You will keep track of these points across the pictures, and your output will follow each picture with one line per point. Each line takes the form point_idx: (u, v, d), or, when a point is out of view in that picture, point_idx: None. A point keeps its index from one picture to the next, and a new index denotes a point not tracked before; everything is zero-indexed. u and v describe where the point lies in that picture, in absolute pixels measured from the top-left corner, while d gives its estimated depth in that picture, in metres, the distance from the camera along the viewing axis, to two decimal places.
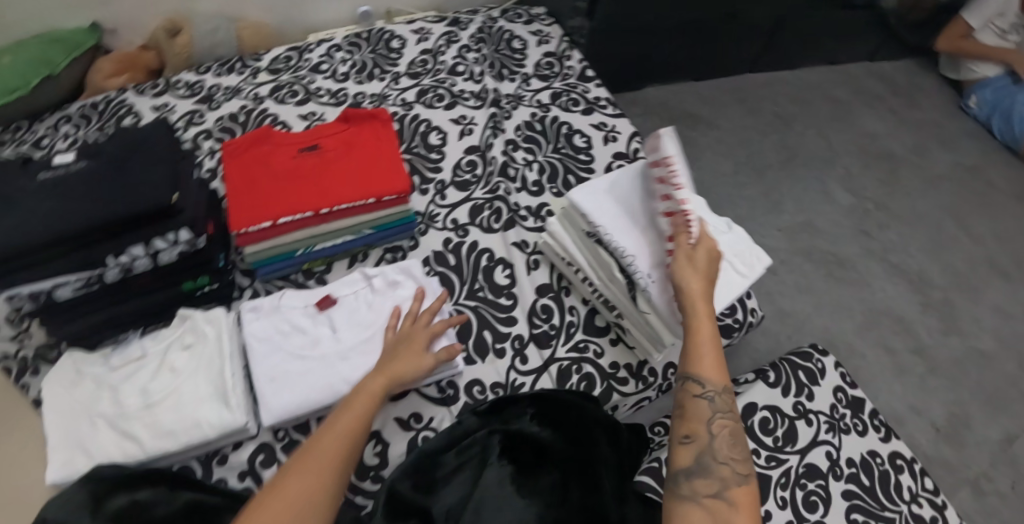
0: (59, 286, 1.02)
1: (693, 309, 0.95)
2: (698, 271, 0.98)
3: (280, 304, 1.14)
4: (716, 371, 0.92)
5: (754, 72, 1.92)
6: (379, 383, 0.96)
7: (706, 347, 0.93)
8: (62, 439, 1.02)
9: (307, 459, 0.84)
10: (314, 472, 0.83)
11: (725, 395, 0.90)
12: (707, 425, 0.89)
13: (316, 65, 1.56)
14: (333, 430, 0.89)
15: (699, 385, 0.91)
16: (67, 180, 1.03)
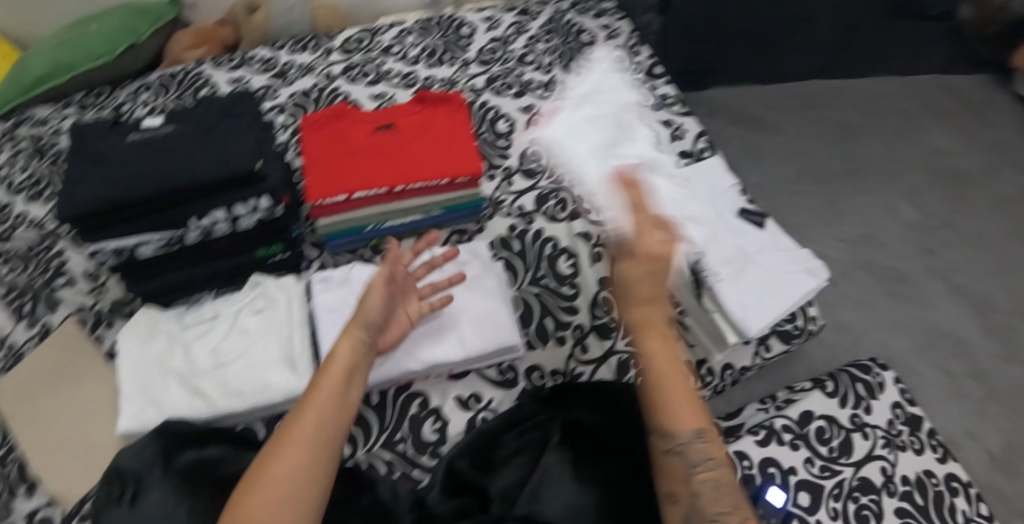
0: (142, 244, 1.07)
1: (645, 352, 0.88)
2: (645, 292, 0.90)
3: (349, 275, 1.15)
4: (682, 419, 0.85)
5: (822, 78, 1.87)
6: (338, 366, 0.92)
7: (671, 391, 0.86)
8: (134, 390, 1.07)
9: (272, 455, 0.81)
10: (290, 455, 0.81)
11: (699, 441, 0.84)
12: (686, 483, 0.83)
13: (387, 47, 1.58)
14: (298, 421, 0.85)
15: (669, 440, 0.84)
16: (157, 142, 1.07)
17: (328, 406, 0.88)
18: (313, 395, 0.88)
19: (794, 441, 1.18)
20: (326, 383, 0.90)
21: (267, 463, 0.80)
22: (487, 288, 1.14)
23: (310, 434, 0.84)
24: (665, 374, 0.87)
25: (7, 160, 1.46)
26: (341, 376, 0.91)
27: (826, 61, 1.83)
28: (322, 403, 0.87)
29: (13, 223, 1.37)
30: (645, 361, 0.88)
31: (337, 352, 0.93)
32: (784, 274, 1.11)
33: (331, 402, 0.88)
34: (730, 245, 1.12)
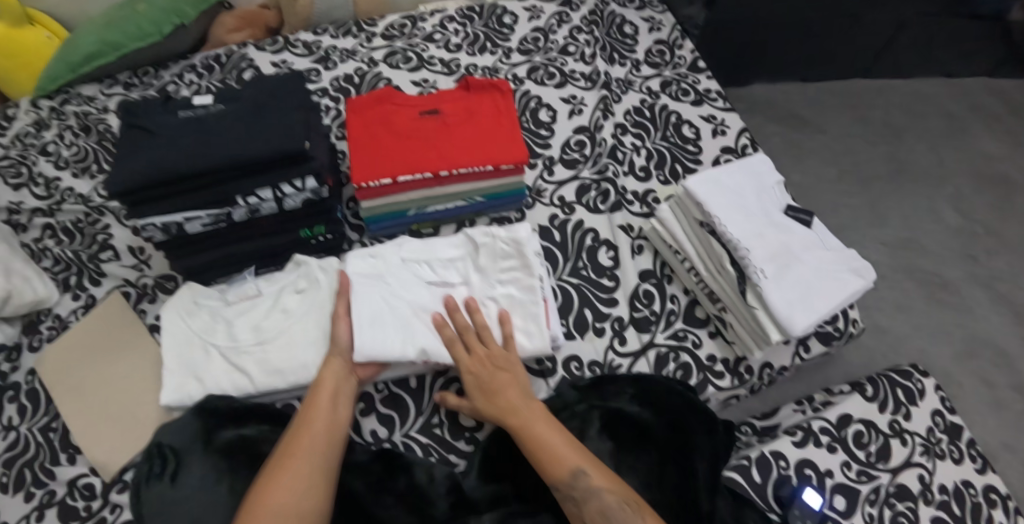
0: (189, 220, 1.08)
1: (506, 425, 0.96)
2: (483, 373, 1.00)
3: (385, 254, 1.10)
4: (553, 467, 0.91)
5: (866, 77, 1.83)
6: (326, 390, 0.96)
7: (537, 448, 0.93)
8: (178, 363, 1.09)
9: (275, 472, 0.86)
10: (294, 471, 0.86)
11: (578, 481, 0.90)
12: (583, 520, 0.89)
13: (429, 34, 1.58)
14: (297, 440, 0.89)
15: (556, 491, 0.91)
16: (207, 120, 1.08)
17: (325, 426, 0.92)
18: (305, 417, 0.93)
19: (832, 444, 1.15)
20: (321, 404, 0.94)
21: (272, 480, 0.85)
22: (524, 282, 1.08)
23: (309, 454, 0.88)
24: (523, 435, 0.95)
25: (54, 136, 1.49)
26: (329, 399, 0.95)
27: (873, 60, 1.78)
28: (316, 424, 0.92)
29: (59, 196, 1.39)
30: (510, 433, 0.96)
31: (323, 375, 0.98)
32: (832, 273, 1.09)
33: (328, 421, 0.93)
34: (776, 242, 1.10)
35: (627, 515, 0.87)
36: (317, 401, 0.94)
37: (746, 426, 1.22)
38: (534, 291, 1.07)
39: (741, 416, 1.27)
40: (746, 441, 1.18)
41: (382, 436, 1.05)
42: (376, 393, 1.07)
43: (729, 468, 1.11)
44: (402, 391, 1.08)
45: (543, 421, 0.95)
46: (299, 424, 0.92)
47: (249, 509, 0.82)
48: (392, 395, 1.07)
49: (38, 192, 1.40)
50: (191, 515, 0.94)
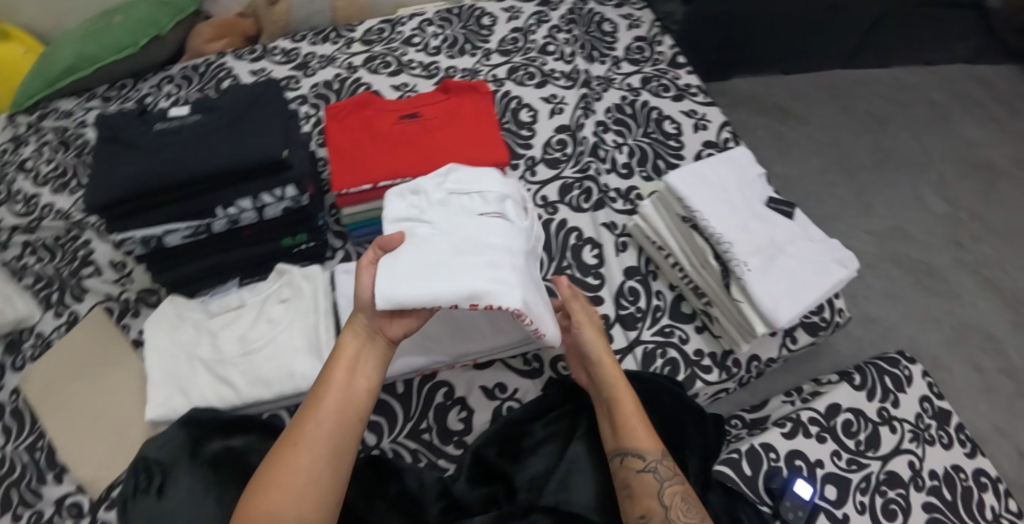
0: (169, 233, 1.07)
1: (609, 380, 0.97)
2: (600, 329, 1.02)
3: (424, 204, 1.02)
4: (643, 435, 0.94)
5: (848, 68, 1.83)
6: (343, 360, 0.90)
7: (632, 412, 0.95)
8: (162, 377, 1.08)
9: (283, 456, 0.83)
10: (295, 464, 0.82)
11: (662, 459, 0.92)
12: (658, 499, 0.90)
13: (408, 38, 1.57)
14: (307, 420, 0.86)
15: (638, 461, 0.92)
16: (183, 131, 1.07)
17: (336, 408, 0.87)
18: (320, 394, 0.88)
19: (821, 434, 1.15)
20: (335, 380, 0.89)
21: (278, 463, 0.82)
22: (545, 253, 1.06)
23: (318, 439, 0.84)
24: (629, 395, 0.96)
25: (32, 152, 1.47)
26: (344, 378, 0.89)
27: (855, 50, 1.78)
28: (328, 404, 0.87)
29: (40, 213, 1.39)
30: (609, 387, 0.97)
31: (346, 343, 0.91)
32: (816, 263, 1.09)
33: (340, 400, 0.88)
34: (760, 234, 1.10)
35: (693, 501, 0.91)
36: (331, 381, 0.89)
37: (737, 420, 1.22)
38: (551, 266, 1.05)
39: (732, 408, 1.27)
40: (737, 435, 1.17)
41: (370, 443, 1.04)
42: None
43: (720, 462, 1.10)
44: (389, 396, 1.07)
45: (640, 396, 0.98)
46: (312, 400, 0.88)
47: (253, 494, 0.81)
48: (379, 402, 1.06)
49: (18, 210, 1.39)
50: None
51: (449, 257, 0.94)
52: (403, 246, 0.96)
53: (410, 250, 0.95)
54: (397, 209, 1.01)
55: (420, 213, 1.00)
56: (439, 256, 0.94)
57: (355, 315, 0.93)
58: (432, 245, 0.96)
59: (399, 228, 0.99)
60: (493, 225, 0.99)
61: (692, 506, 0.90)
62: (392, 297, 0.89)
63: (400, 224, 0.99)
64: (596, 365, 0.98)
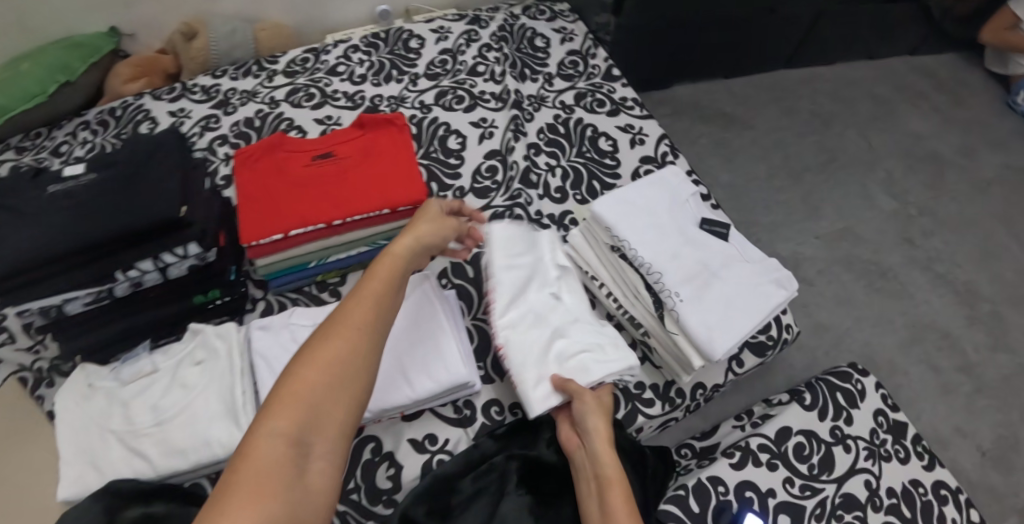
0: (68, 301, 1.00)
1: (605, 459, 0.90)
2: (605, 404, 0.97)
3: (535, 264, 1.11)
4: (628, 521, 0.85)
5: (789, 68, 1.80)
6: (394, 261, 0.88)
7: (620, 497, 0.86)
8: (73, 452, 1.00)
9: (332, 334, 0.76)
10: (349, 340, 0.76)
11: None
12: None
13: (332, 67, 1.51)
14: (355, 303, 0.80)
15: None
16: (77, 193, 1.01)
17: (383, 298, 0.83)
18: (368, 284, 0.84)
19: (772, 461, 1.10)
20: (383, 271, 0.87)
21: (325, 339, 0.76)
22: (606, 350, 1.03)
23: (367, 324, 0.79)
24: (623, 480, 0.88)
25: None
26: (395, 269, 0.88)
27: (796, 49, 1.74)
28: (375, 293, 0.83)
29: None
30: (603, 467, 0.89)
31: (392, 248, 0.90)
32: (751, 285, 1.05)
33: (387, 292, 0.84)
34: (691, 261, 1.06)
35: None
36: (381, 270, 0.87)
37: (685, 449, 1.18)
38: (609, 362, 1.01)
39: (680, 437, 1.25)
40: (686, 465, 1.14)
41: None
42: None
43: (665, 500, 1.05)
44: None
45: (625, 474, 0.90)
46: (360, 288, 0.83)
47: (293, 367, 0.73)
48: None
49: None
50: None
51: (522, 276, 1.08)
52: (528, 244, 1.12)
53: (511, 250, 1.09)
54: (515, 240, 1.10)
55: (523, 260, 1.10)
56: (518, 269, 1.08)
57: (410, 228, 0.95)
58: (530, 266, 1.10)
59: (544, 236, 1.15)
60: (569, 317, 1.07)
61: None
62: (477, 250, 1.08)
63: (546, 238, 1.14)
64: (593, 441, 0.92)
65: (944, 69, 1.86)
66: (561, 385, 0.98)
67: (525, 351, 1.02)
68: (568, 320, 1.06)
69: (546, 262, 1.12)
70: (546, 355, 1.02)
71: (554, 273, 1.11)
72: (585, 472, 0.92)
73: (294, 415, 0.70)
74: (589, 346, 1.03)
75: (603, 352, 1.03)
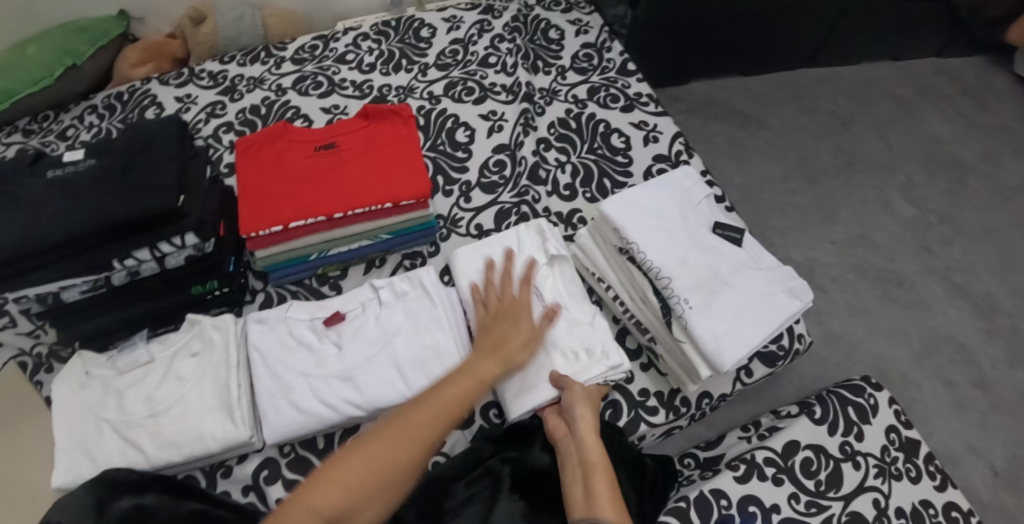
0: (65, 288, 0.99)
1: (590, 444, 0.90)
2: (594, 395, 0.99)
3: (521, 255, 1.12)
4: (613, 503, 0.84)
5: (811, 66, 1.74)
6: (474, 379, 0.91)
7: (604, 477, 0.87)
8: (67, 441, 0.99)
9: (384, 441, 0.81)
10: (402, 445, 0.82)
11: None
12: None
13: (341, 55, 1.49)
14: (423, 408, 0.85)
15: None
16: (74, 180, 0.99)
17: (450, 412, 0.87)
18: (443, 395, 0.88)
19: (778, 476, 1.07)
20: (459, 384, 0.90)
21: (375, 445, 0.81)
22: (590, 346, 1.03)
23: (418, 440, 0.83)
24: (606, 465, 0.88)
25: None
26: (472, 386, 0.90)
27: (817, 47, 1.68)
28: (440, 410, 0.86)
29: None
30: (586, 453, 0.90)
31: (476, 364, 0.93)
32: (765, 296, 1.01)
33: (452, 411, 0.87)
34: (702, 267, 1.02)
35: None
36: (458, 383, 0.90)
37: (688, 459, 1.15)
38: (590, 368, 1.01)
39: (684, 445, 1.22)
40: (689, 476, 1.11)
41: None
42: (282, 458, 1.02)
43: (666, 512, 1.03)
44: (310, 452, 1.02)
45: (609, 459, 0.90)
46: (435, 395, 0.87)
47: (344, 455, 0.80)
48: (300, 458, 1.02)
49: None
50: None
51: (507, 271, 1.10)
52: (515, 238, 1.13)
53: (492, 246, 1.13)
54: (504, 244, 1.13)
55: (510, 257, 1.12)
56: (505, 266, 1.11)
57: (504, 345, 0.96)
58: (518, 262, 1.11)
59: (536, 225, 1.15)
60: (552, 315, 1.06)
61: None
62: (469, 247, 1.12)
63: (537, 227, 1.14)
64: (579, 428, 0.93)
65: (973, 70, 1.78)
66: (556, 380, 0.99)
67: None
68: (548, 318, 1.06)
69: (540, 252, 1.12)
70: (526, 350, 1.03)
71: (543, 261, 1.11)
72: (569, 455, 0.92)
73: (329, 498, 0.76)
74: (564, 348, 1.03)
75: (580, 360, 1.03)
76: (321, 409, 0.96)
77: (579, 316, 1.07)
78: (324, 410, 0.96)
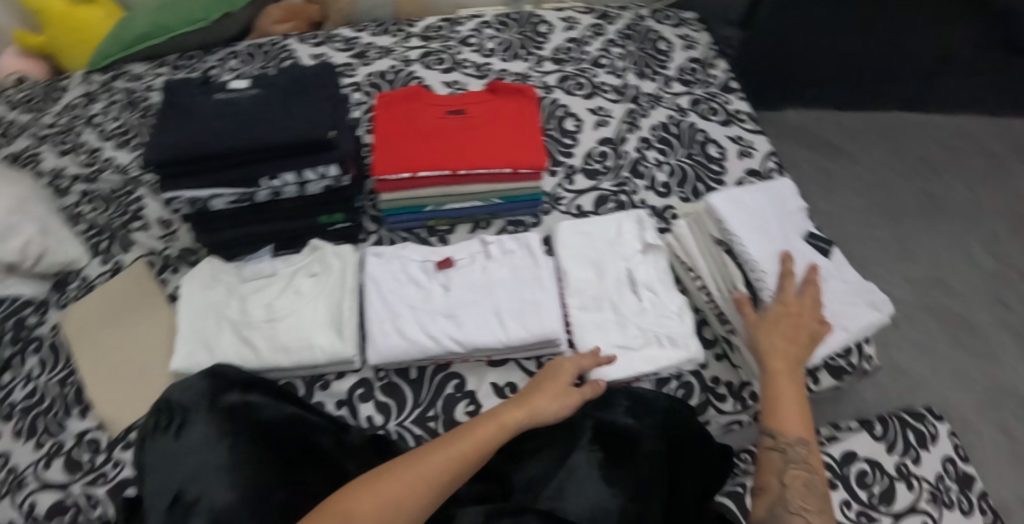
0: (214, 197, 1.12)
1: (773, 371, 0.94)
2: (779, 318, 0.99)
3: (618, 239, 1.21)
4: (791, 413, 0.90)
5: (906, 110, 1.79)
6: (494, 427, 0.91)
7: (788, 401, 0.91)
8: (191, 331, 1.11)
9: (401, 473, 0.83)
10: (392, 488, 0.81)
11: (801, 446, 0.87)
12: (779, 478, 0.85)
13: (464, 38, 1.61)
14: (427, 456, 0.86)
15: (781, 436, 0.88)
16: (241, 103, 1.12)
17: (456, 462, 0.86)
18: (456, 442, 0.88)
19: (832, 481, 1.12)
20: (473, 433, 0.90)
21: (374, 488, 0.81)
22: (673, 330, 1.11)
23: (414, 489, 0.82)
24: (784, 376, 0.93)
25: (101, 109, 1.58)
26: (485, 437, 0.90)
27: (914, 92, 1.73)
28: (451, 455, 0.87)
29: (100, 166, 1.48)
30: (769, 378, 0.94)
31: (499, 412, 0.94)
32: (847, 306, 1.07)
33: (458, 465, 0.86)
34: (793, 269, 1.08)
35: (822, 498, 0.84)
36: (474, 433, 0.90)
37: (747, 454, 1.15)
38: (669, 351, 1.09)
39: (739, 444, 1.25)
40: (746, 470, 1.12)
41: (377, 423, 1.08)
42: (376, 381, 1.11)
43: (722, 495, 1.07)
44: (402, 380, 1.11)
45: (796, 375, 0.94)
46: (447, 442, 0.88)
47: (334, 501, 0.81)
48: (392, 384, 1.10)
49: (82, 160, 1.49)
50: (192, 468, 0.94)
51: (603, 250, 1.19)
52: (613, 223, 1.23)
53: (593, 226, 1.22)
54: (602, 227, 1.22)
55: (608, 239, 1.21)
56: (603, 244, 1.20)
57: (527, 400, 0.96)
58: (614, 244, 1.20)
59: (634, 214, 1.24)
60: (639, 298, 1.15)
61: (819, 497, 0.84)
62: (572, 224, 1.22)
63: (635, 216, 1.23)
64: (760, 360, 0.95)
65: None
66: (749, 314, 1.02)
67: (597, 330, 1.12)
68: (638, 300, 1.14)
69: (636, 240, 1.21)
70: (613, 326, 1.12)
71: (638, 247, 1.19)
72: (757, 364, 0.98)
73: None
74: (648, 332, 1.11)
75: (662, 345, 1.10)
76: (424, 340, 1.05)
77: (665, 302, 1.14)
78: (426, 343, 1.04)
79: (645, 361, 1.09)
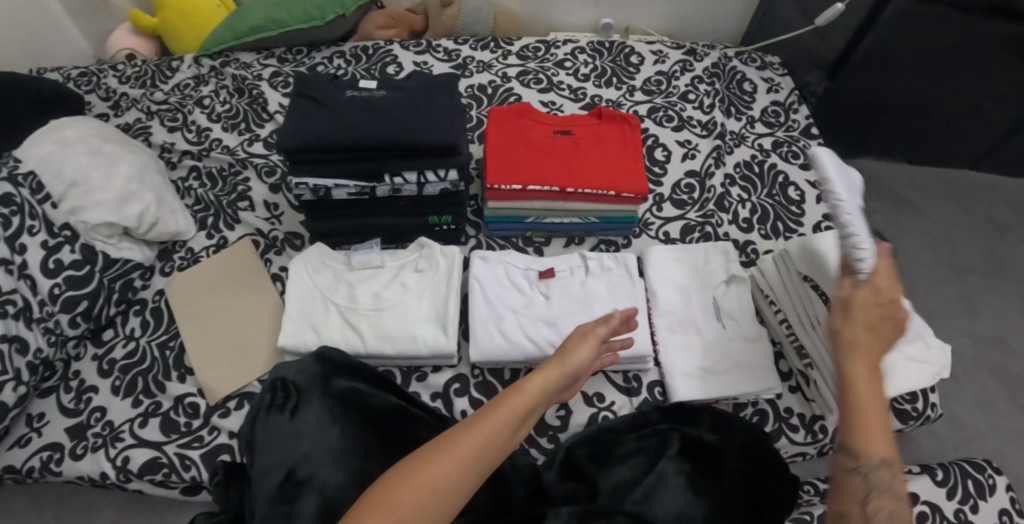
0: (338, 186, 1.19)
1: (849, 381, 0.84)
2: (864, 316, 0.87)
3: (706, 267, 1.26)
4: (874, 428, 0.83)
5: (975, 168, 1.85)
6: (522, 397, 0.87)
7: (872, 416, 0.83)
8: (299, 311, 1.18)
9: (438, 453, 0.78)
10: (431, 474, 0.76)
11: (883, 471, 0.82)
12: (862, 506, 0.82)
13: (560, 61, 1.69)
14: (470, 431, 0.81)
15: (866, 460, 0.82)
16: (372, 102, 1.19)
17: (494, 435, 0.82)
18: (494, 411, 0.84)
19: None
20: (501, 406, 0.85)
21: (403, 481, 0.75)
22: (755, 360, 1.17)
23: (458, 466, 0.78)
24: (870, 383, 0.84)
25: (210, 92, 1.66)
26: (521, 404, 0.86)
27: (985, 153, 1.80)
28: (485, 433, 0.81)
29: (208, 145, 1.56)
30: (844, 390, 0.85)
31: (521, 384, 0.89)
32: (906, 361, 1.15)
33: (498, 434, 0.82)
34: None
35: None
36: (507, 404, 0.85)
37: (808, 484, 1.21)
38: (750, 379, 1.15)
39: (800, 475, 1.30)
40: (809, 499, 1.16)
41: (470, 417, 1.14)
42: (471, 378, 1.18)
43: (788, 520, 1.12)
44: (495, 379, 1.18)
45: (877, 379, 0.85)
46: (487, 414, 0.84)
47: (373, 495, 0.76)
48: (486, 382, 1.17)
49: (190, 138, 1.57)
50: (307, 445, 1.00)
51: (692, 276, 1.26)
52: (701, 251, 1.28)
53: (683, 253, 1.28)
54: (691, 254, 1.28)
55: (696, 266, 1.27)
56: (691, 270, 1.26)
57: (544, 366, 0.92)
58: (703, 272, 1.26)
59: (722, 245, 1.29)
60: (724, 326, 1.20)
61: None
62: (663, 249, 1.29)
63: (723, 247, 1.29)
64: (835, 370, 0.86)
65: None
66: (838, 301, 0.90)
67: (682, 352, 1.18)
68: (723, 327, 1.20)
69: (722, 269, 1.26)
70: (697, 349, 1.18)
71: (723, 278, 1.24)
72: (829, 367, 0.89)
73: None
74: (732, 359, 1.17)
75: (743, 372, 1.16)
76: (524, 343, 1.11)
77: (748, 332, 1.20)
78: (525, 346, 1.11)
79: (727, 385, 1.14)
